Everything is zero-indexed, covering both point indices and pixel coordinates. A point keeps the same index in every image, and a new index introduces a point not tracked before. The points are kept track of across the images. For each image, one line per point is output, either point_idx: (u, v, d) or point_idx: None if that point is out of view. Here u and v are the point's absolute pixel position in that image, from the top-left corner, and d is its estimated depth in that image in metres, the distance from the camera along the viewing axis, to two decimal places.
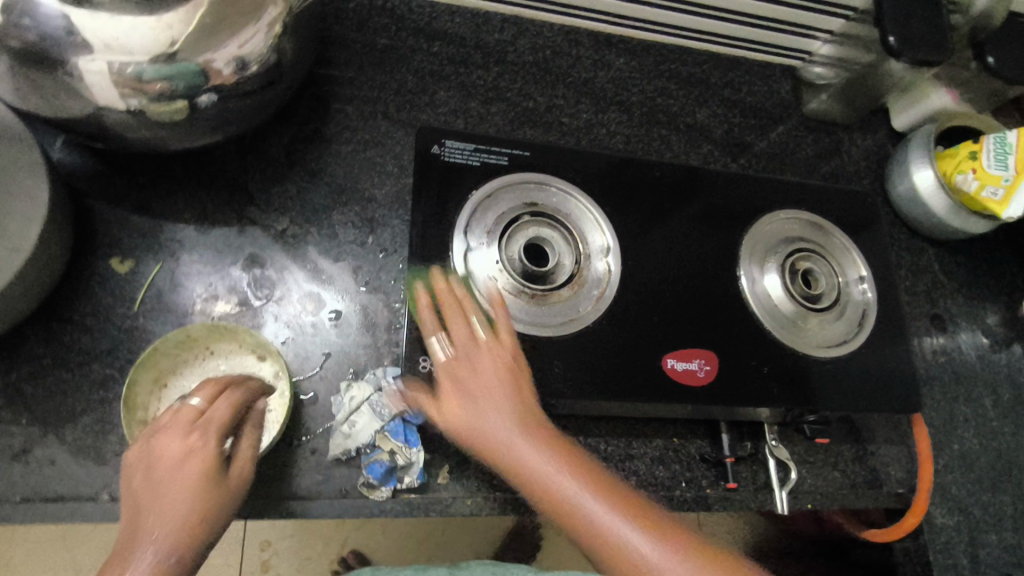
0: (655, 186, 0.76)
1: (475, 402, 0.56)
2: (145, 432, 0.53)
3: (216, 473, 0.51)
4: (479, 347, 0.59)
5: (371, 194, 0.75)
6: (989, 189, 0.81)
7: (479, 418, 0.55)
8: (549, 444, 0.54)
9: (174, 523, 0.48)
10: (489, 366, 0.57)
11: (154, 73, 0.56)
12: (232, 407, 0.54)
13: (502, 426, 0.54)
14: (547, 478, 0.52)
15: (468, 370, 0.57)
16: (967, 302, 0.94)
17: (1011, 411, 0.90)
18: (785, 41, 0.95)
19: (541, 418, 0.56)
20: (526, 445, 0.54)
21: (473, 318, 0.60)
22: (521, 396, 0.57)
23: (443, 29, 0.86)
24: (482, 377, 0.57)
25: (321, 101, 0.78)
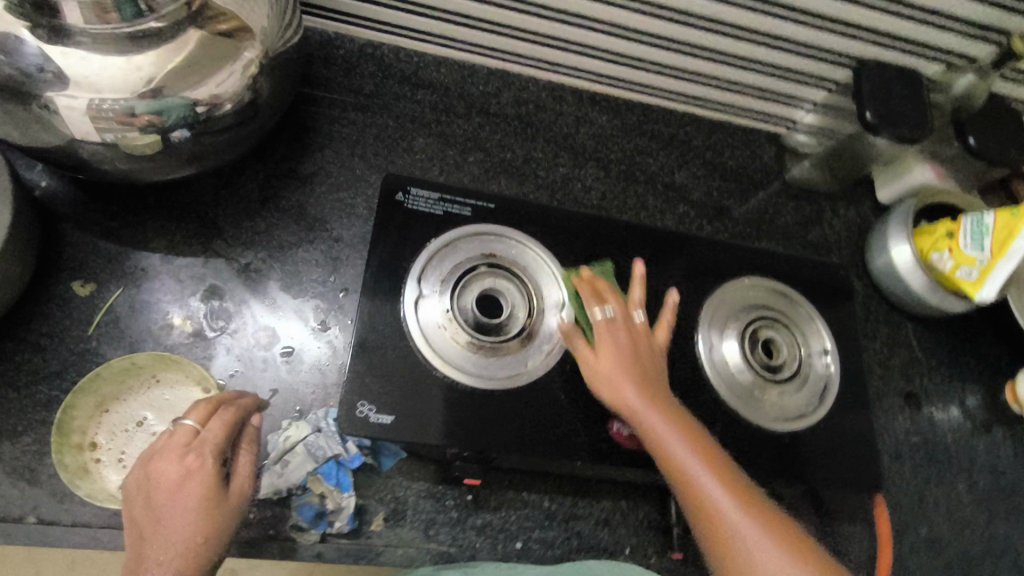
0: (619, 244, 0.76)
1: (620, 362, 0.64)
2: (143, 457, 0.55)
3: (217, 494, 0.53)
4: (635, 328, 0.67)
5: (339, 234, 0.77)
6: (964, 270, 0.80)
7: (619, 372, 0.63)
8: (671, 413, 0.62)
9: (179, 545, 0.50)
10: (639, 342, 0.66)
11: (145, 108, 0.59)
12: (224, 428, 0.55)
13: (639, 393, 0.62)
14: (663, 436, 0.60)
15: (622, 335, 0.65)
16: (947, 381, 0.91)
17: (985, 498, 0.86)
18: (770, 108, 0.95)
19: (667, 393, 0.64)
20: (651, 405, 0.61)
21: (636, 311, 0.68)
22: (655, 373, 0.65)
23: (429, 78, 0.88)
24: (630, 348, 0.65)
25: (301, 140, 0.80)
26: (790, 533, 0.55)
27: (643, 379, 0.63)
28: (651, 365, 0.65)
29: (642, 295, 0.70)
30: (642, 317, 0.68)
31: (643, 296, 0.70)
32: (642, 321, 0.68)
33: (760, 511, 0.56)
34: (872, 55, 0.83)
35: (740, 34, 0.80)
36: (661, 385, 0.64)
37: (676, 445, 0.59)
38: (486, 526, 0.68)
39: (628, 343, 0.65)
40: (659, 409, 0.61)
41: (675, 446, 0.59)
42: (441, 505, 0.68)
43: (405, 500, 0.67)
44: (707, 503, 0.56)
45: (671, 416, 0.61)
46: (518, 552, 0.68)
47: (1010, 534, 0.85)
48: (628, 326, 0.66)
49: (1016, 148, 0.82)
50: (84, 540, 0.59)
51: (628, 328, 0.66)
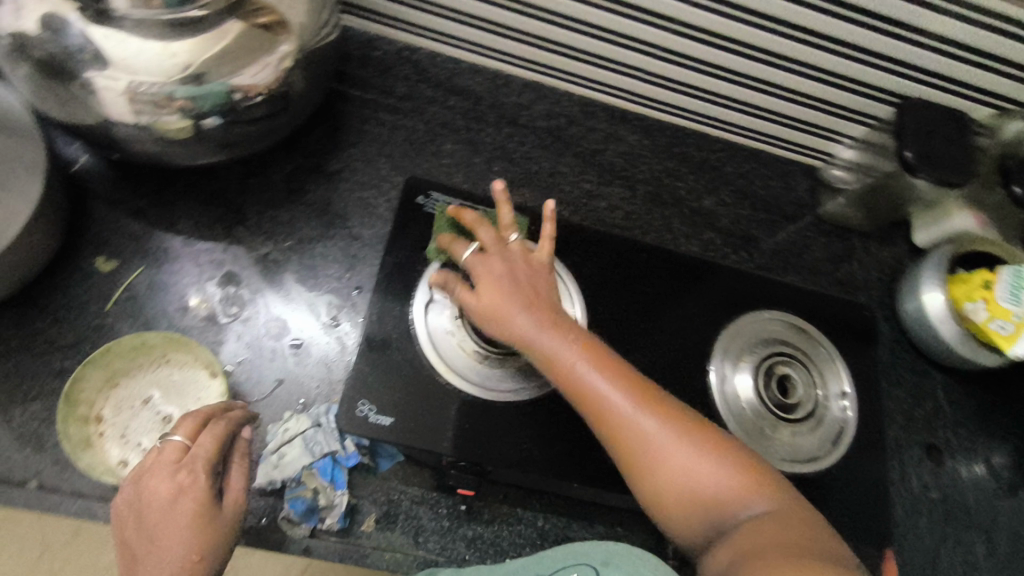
0: (637, 266, 0.75)
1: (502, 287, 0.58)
2: (132, 477, 0.54)
3: (210, 510, 0.53)
4: (510, 251, 0.61)
5: (358, 232, 0.77)
6: (997, 322, 0.77)
7: (495, 298, 0.57)
8: (564, 328, 0.57)
9: (173, 562, 0.50)
10: (516, 264, 0.60)
11: (185, 93, 0.61)
12: (215, 442, 0.55)
13: (523, 309, 0.57)
14: (559, 357, 0.55)
15: (496, 263, 0.59)
16: (973, 437, 0.87)
17: (1005, 564, 0.82)
18: (806, 141, 0.93)
19: (559, 306, 0.59)
20: (543, 326, 0.56)
21: (508, 234, 0.62)
22: (544, 289, 0.59)
23: (462, 85, 0.88)
24: (509, 272, 0.59)
25: (331, 137, 0.82)
26: (703, 431, 0.52)
27: (529, 298, 0.58)
28: (535, 284, 0.59)
29: (512, 215, 0.64)
30: (516, 239, 0.62)
31: (514, 216, 0.64)
32: (516, 243, 0.62)
33: (672, 415, 0.53)
34: (916, 93, 0.80)
35: (780, 63, 0.78)
36: (547, 297, 0.59)
37: (574, 363, 0.55)
38: (477, 539, 0.67)
39: (504, 268, 0.59)
40: (554, 329, 0.56)
41: (573, 366, 0.55)
42: (433, 513, 0.67)
43: (398, 504, 0.66)
44: (614, 420, 0.52)
45: (559, 325, 0.57)
46: None
47: None
48: (501, 252, 0.60)
49: None
50: (79, 511, 0.60)
51: (502, 255, 0.60)
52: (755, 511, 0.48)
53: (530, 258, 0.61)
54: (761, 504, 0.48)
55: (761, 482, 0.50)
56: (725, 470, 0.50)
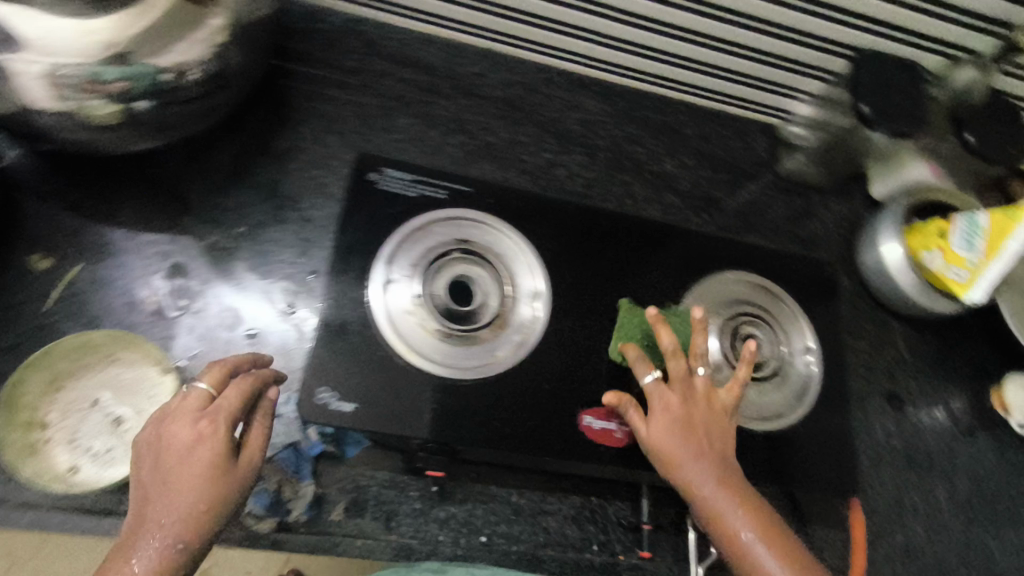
0: (599, 235, 0.74)
1: (677, 434, 0.58)
2: (156, 417, 0.54)
3: (225, 462, 0.52)
4: (693, 389, 0.60)
5: (310, 214, 0.74)
6: (954, 270, 0.78)
7: (670, 440, 0.58)
8: (735, 485, 0.57)
9: (182, 509, 0.49)
10: (698, 405, 0.60)
11: (114, 74, 0.57)
12: (240, 396, 0.54)
13: (695, 456, 0.57)
14: (731, 519, 0.55)
15: (679, 404, 0.59)
16: (931, 384, 0.90)
17: (964, 504, 0.84)
18: (764, 98, 0.92)
19: (728, 457, 0.59)
20: (711, 479, 0.57)
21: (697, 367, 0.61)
22: (717, 435, 0.59)
23: (415, 56, 0.84)
24: (687, 417, 0.59)
25: (276, 118, 0.78)
26: None
27: (705, 448, 0.58)
28: (708, 431, 0.59)
29: (705, 344, 0.62)
30: (702, 373, 0.61)
31: (706, 345, 0.62)
32: (700, 379, 0.61)
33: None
34: (870, 45, 0.80)
35: (732, 19, 0.77)
36: (718, 442, 0.59)
37: (738, 527, 0.55)
38: (449, 519, 0.67)
39: (680, 409, 0.59)
40: (722, 486, 0.56)
41: (743, 530, 0.54)
42: (404, 496, 0.66)
43: (368, 490, 0.66)
44: None
45: (727, 479, 0.57)
46: (484, 546, 0.66)
47: (988, 542, 0.83)
48: (684, 391, 0.60)
49: (1013, 146, 0.79)
50: (30, 522, 0.57)
51: (685, 394, 0.60)
52: None
53: (710, 399, 0.60)
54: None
55: None
56: None
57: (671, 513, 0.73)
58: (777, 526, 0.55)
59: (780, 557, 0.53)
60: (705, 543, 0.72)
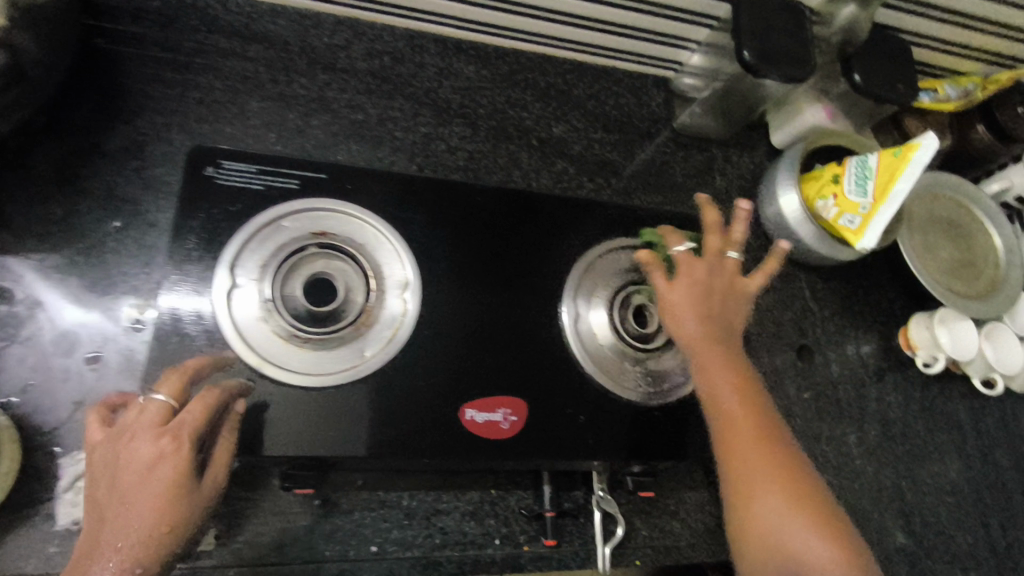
0: (475, 213, 0.69)
1: (691, 294, 0.59)
2: (112, 430, 0.48)
3: (189, 481, 0.46)
4: (723, 265, 0.61)
5: (154, 218, 0.67)
6: (847, 217, 0.76)
7: (682, 292, 0.59)
8: (730, 349, 0.58)
9: (140, 530, 0.44)
10: (724, 278, 0.61)
11: None
12: (205, 410, 0.48)
13: (692, 305, 0.59)
14: (709, 361, 0.57)
15: (704, 270, 0.60)
16: (840, 331, 0.89)
17: (876, 448, 0.85)
18: (652, 51, 0.88)
19: (732, 322, 0.60)
20: (702, 328, 0.58)
21: (732, 248, 0.63)
22: (727, 300, 0.60)
23: (264, 31, 0.77)
24: (708, 282, 0.60)
25: (108, 114, 0.70)
26: (807, 497, 0.50)
27: (713, 311, 0.59)
28: (722, 303, 0.60)
29: (744, 233, 0.64)
30: (736, 255, 0.62)
31: (746, 234, 0.64)
32: (732, 259, 0.62)
33: (784, 455, 0.52)
34: None
35: None
36: (727, 307, 0.60)
37: (716, 370, 0.56)
38: (336, 532, 0.62)
39: (705, 275, 0.60)
40: (712, 334, 0.58)
41: (717, 372, 0.56)
42: (282, 514, 0.62)
43: (242, 513, 0.61)
44: (731, 431, 0.54)
45: (719, 330, 0.58)
46: (376, 556, 0.62)
47: (899, 482, 0.84)
48: (713, 264, 0.61)
49: (901, 82, 0.78)
50: None
51: (715, 266, 0.61)
52: None
53: (732, 274, 0.61)
54: (836, 554, 0.47)
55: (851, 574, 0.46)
56: (814, 533, 0.48)
57: (576, 495, 0.70)
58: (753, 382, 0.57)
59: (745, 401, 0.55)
60: (611, 522, 0.70)
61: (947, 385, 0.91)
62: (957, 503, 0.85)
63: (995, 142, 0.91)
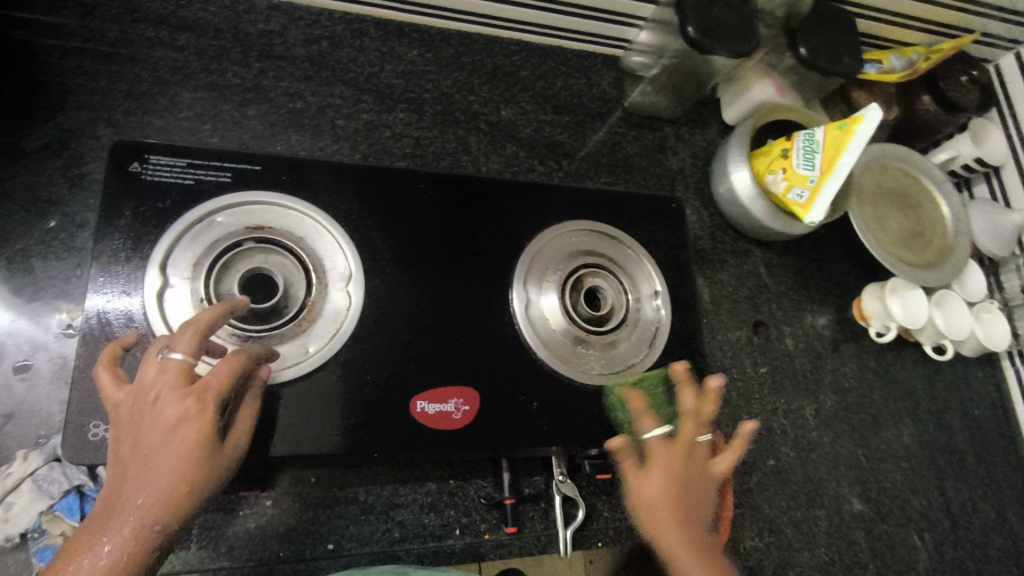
0: (419, 200, 0.68)
1: (666, 493, 0.55)
2: (134, 388, 0.47)
3: (212, 443, 0.46)
4: (697, 456, 0.58)
5: (83, 218, 0.64)
6: (796, 190, 0.75)
7: (653, 488, 0.55)
8: (698, 534, 0.54)
9: (162, 488, 0.43)
10: (697, 473, 0.57)
11: None
12: (232, 373, 0.48)
13: (656, 491, 0.55)
14: (676, 550, 0.53)
15: (677, 464, 0.56)
16: (795, 305, 0.89)
17: (833, 419, 0.86)
18: (599, 29, 0.87)
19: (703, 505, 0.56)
20: (669, 517, 0.54)
21: (705, 434, 0.59)
22: (700, 484, 0.57)
23: (192, 18, 0.74)
24: (683, 478, 0.56)
25: (26, 111, 0.66)
26: None
27: (688, 513, 0.55)
28: (696, 495, 0.56)
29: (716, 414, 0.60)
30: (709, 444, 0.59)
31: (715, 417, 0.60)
32: (706, 446, 0.59)
33: None
34: None
35: None
36: (700, 495, 0.56)
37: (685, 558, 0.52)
38: (289, 533, 0.61)
39: (680, 466, 0.56)
40: (677, 518, 0.54)
41: (686, 561, 0.52)
42: (231, 518, 0.60)
43: None
44: None
45: (687, 515, 0.55)
46: (331, 554, 0.61)
47: (855, 451, 0.85)
48: (687, 456, 0.57)
49: (847, 55, 0.78)
50: None
51: (688, 459, 0.57)
52: None
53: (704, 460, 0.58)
54: None
55: None
56: None
57: (537, 481, 0.69)
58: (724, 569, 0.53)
59: None
60: (571, 505, 0.70)
61: (900, 354, 0.92)
62: (911, 468, 0.87)
63: (941, 112, 0.91)
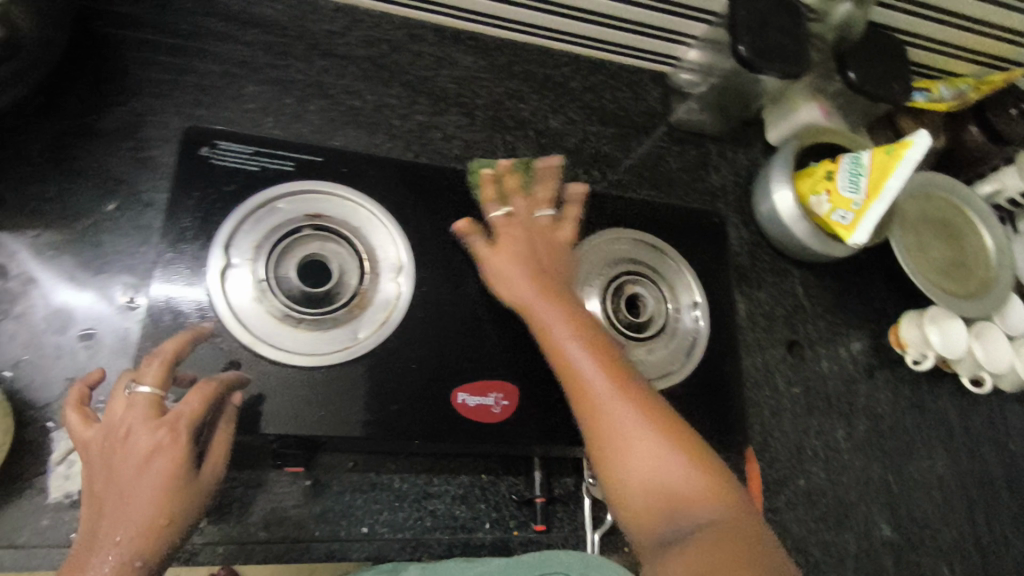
0: (470, 199, 0.70)
1: (514, 260, 0.60)
2: (103, 426, 0.48)
3: (187, 473, 0.47)
4: (538, 224, 0.63)
5: (150, 198, 0.68)
6: (840, 213, 0.76)
7: (503, 260, 0.60)
8: (554, 288, 0.58)
9: (138, 522, 0.44)
10: (540, 239, 0.62)
11: None
12: (202, 402, 0.49)
13: (509, 262, 0.60)
14: (532, 306, 0.57)
15: (517, 232, 0.62)
16: (831, 328, 0.89)
17: (865, 443, 0.85)
18: (648, 45, 0.88)
19: (559, 268, 0.60)
20: (526, 279, 0.58)
21: (542, 208, 0.65)
22: (550, 252, 0.61)
23: (262, 15, 0.78)
24: (526, 243, 0.61)
25: (104, 96, 0.70)
26: (657, 413, 0.47)
27: (545, 277, 0.58)
28: (546, 258, 0.61)
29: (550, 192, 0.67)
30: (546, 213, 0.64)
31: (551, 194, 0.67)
32: (545, 219, 0.64)
33: (623, 374, 0.50)
34: None
35: None
36: (550, 261, 0.60)
37: (539, 313, 0.56)
38: (326, 514, 0.62)
39: (524, 235, 0.62)
40: (532, 279, 0.58)
41: (541, 313, 0.56)
42: (271, 495, 0.62)
43: (231, 492, 0.60)
44: (567, 365, 0.52)
45: (541, 273, 0.58)
46: (365, 538, 0.63)
47: (887, 477, 0.84)
48: (527, 224, 0.63)
49: (897, 82, 0.79)
50: None
51: (527, 225, 0.63)
52: (698, 513, 0.42)
53: (547, 234, 0.63)
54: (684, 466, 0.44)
55: (710, 480, 0.44)
56: (670, 449, 0.45)
57: (567, 482, 0.70)
58: (585, 316, 0.56)
59: (573, 326, 0.54)
60: (600, 509, 0.70)
61: (936, 383, 0.92)
62: (943, 500, 0.86)
63: (988, 144, 0.91)
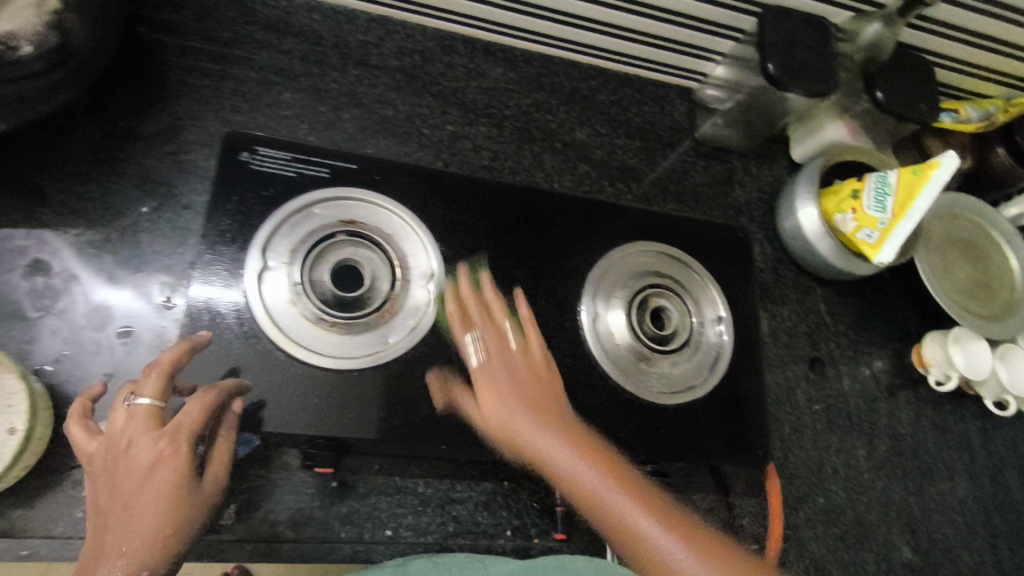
0: (499, 209, 0.71)
1: (495, 383, 0.56)
2: (105, 439, 0.48)
3: (190, 482, 0.47)
4: (515, 356, 0.58)
5: (189, 200, 0.69)
6: (865, 231, 0.76)
7: (484, 396, 0.56)
8: (541, 407, 0.54)
9: (144, 533, 0.45)
10: (520, 367, 0.57)
11: None
12: (202, 411, 0.50)
13: (487, 382, 0.56)
14: (519, 431, 0.53)
15: (499, 373, 0.56)
16: (853, 346, 0.89)
17: (886, 462, 0.85)
18: (675, 61, 0.89)
19: (543, 388, 0.56)
20: (510, 400, 0.54)
21: (508, 328, 0.60)
22: (529, 370, 0.57)
23: (300, 25, 0.80)
24: (505, 373, 0.56)
25: (147, 100, 0.72)
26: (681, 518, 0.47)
27: (530, 398, 0.55)
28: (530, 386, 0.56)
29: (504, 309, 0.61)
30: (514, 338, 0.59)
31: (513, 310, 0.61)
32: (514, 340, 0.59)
33: (634, 484, 0.49)
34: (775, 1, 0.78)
35: None
36: (531, 376, 0.57)
37: (528, 434, 0.52)
38: (351, 515, 0.63)
39: (503, 371, 0.57)
40: (514, 394, 0.55)
41: (528, 440, 0.52)
42: (298, 495, 0.63)
43: (260, 490, 0.62)
44: (573, 481, 0.49)
45: (523, 387, 0.56)
46: (388, 540, 0.63)
47: (907, 498, 0.84)
48: (502, 358, 0.57)
49: (924, 102, 0.79)
50: None
51: (506, 361, 0.57)
52: None
53: (521, 356, 0.58)
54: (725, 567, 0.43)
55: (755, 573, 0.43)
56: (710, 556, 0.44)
57: None
58: (577, 429, 0.54)
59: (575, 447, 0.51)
60: None
61: (958, 405, 0.91)
62: (965, 522, 0.85)
63: (1014, 166, 0.91)
